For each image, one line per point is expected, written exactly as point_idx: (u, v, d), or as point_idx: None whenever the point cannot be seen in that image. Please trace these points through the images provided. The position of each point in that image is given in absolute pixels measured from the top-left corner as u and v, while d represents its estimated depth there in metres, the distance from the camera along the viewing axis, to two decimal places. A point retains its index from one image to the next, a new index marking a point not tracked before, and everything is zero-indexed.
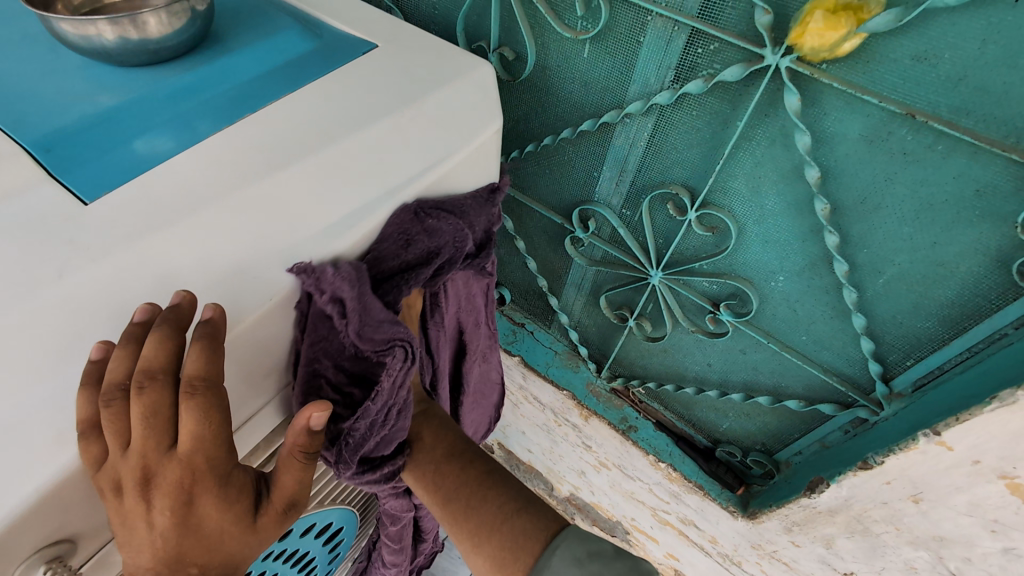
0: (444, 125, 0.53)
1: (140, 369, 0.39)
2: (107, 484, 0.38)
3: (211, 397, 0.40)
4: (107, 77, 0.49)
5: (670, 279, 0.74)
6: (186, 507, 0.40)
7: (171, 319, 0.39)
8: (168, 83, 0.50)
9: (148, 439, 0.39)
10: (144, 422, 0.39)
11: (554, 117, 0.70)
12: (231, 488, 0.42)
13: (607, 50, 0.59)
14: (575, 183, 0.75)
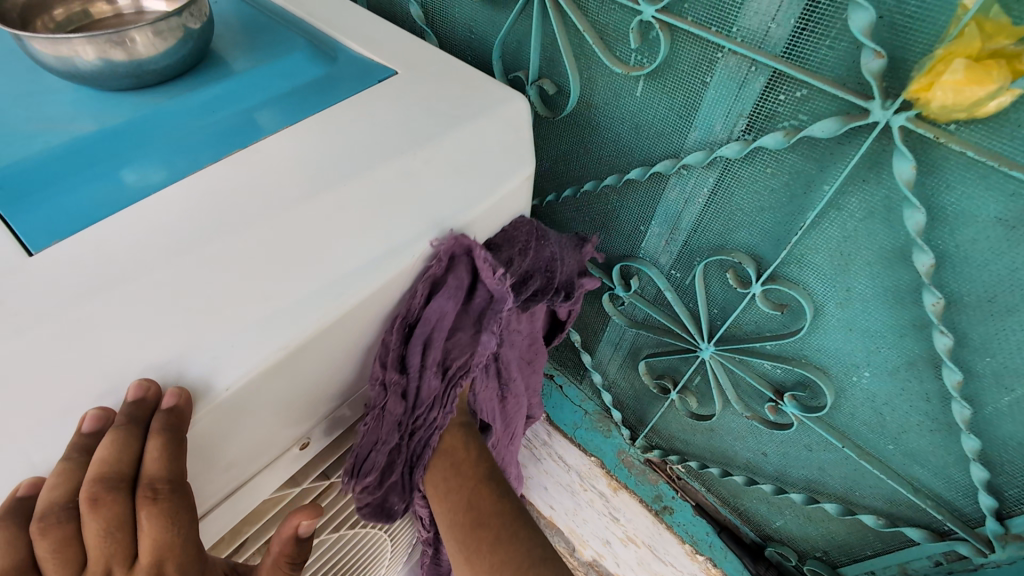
0: (467, 169, 0.42)
1: (94, 477, 0.28)
2: None
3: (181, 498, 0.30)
4: (88, 104, 0.41)
5: (725, 355, 0.62)
6: None
7: (135, 413, 0.29)
8: (156, 105, 0.42)
9: (106, 558, 0.28)
10: (100, 540, 0.28)
11: (597, 160, 0.61)
12: None
13: (665, 89, 0.50)
14: (618, 235, 0.66)
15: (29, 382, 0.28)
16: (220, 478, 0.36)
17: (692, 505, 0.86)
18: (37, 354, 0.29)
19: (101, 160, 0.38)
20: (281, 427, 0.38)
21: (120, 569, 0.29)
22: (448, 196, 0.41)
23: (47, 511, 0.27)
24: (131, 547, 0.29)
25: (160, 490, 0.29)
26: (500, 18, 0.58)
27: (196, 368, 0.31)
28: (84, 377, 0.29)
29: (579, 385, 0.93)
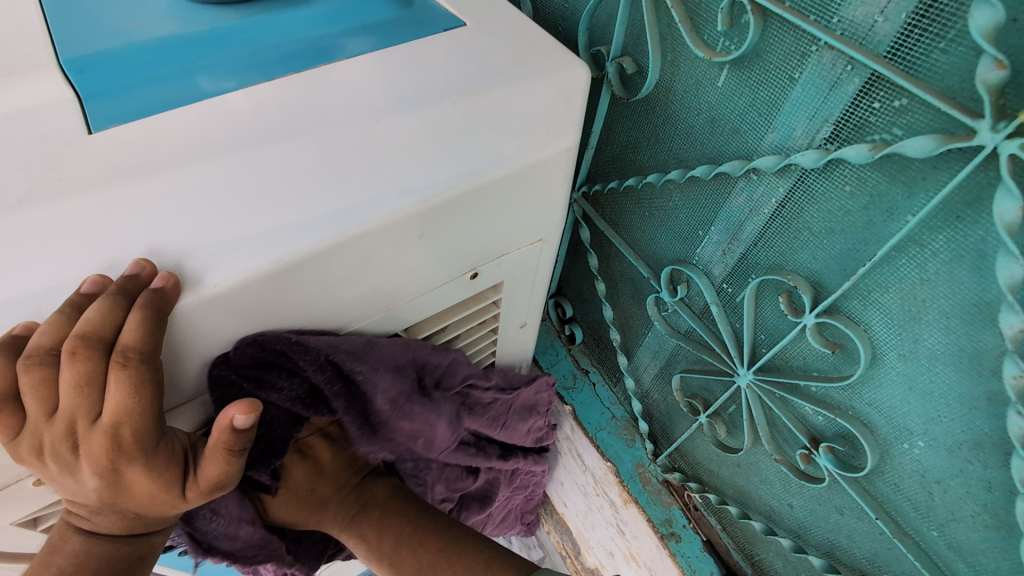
0: (502, 129, 0.40)
1: (76, 333, 0.30)
2: (22, 451, 0.30)
3: (150, 375, 0.31)
4: (184, 11, 0.45)
5: (765, 388, 0.57)
6: (111, 474, 0.31)
7: (126, 286, 0.30)
8: (238, 23, 0.44)
9: (76, 408, 0.30)
10: (73, 390, 0.30)
11: (666, 152, 0.57)
12: (160, 459, 0.33)
13: (749, 82, 0.45)
14: (675, 236, 0.61)
15: (60, 242, 0.31)
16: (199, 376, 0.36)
17: (703, 539, 0.79)
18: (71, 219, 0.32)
19: (181, 64, 0.41)
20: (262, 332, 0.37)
21: (84, 419, 0.31)
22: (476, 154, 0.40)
23: (33, 351, 0.29)
24: (96, 403, 0.31)
25: (132, 359, 0.30)
26: None
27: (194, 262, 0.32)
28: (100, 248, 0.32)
29: (611, 387, 0.90)
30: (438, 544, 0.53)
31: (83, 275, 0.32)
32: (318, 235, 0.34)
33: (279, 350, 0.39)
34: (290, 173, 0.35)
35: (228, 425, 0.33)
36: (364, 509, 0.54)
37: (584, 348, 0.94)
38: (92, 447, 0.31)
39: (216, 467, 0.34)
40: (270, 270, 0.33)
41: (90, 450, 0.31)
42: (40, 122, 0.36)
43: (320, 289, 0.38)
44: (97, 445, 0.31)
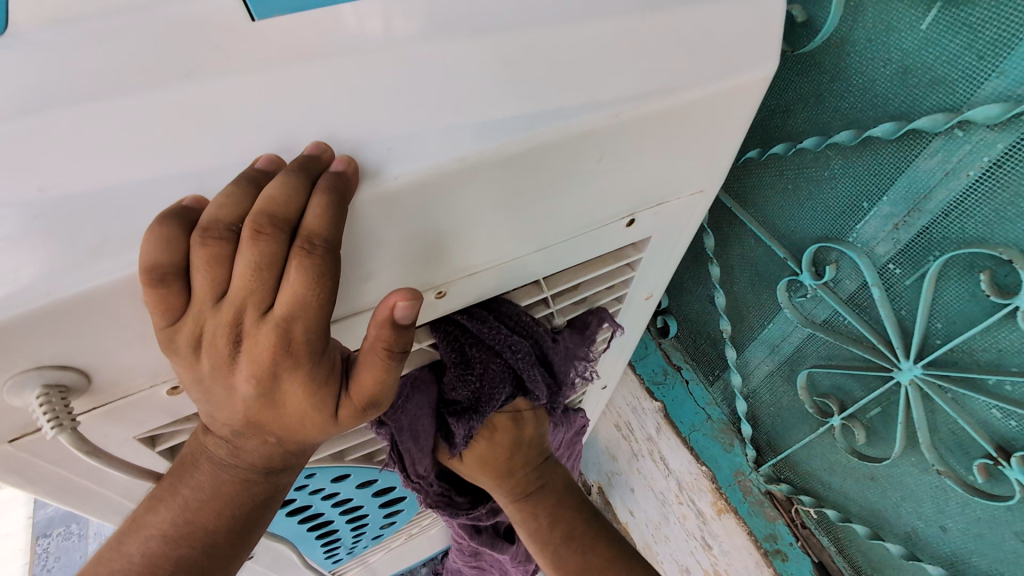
0: (692, 49, 0.36)
1: (254, 212, 0.27)
2: (186, 341, 0.28)
3: (329, 265, 0.27)
4: None
5: (933, 385, 0.49)
6: (270, 379, 0.30)
7: (308, 163, 0.27)
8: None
9: (249, 297, 0.28)
10: (247, 278, 0.27)
11: (829, 112, 0.51)
12: (320, 368, 0.30)
13: (969, 19, 0.39)
14: (828, 211, 0.55)
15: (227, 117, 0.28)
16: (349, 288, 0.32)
17: (813, 561, 0.71)
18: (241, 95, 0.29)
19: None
20: (431, 249, 0.33)
21: (253, 310, 0.28)
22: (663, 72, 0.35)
23: (212, 225, 0.26)
24: (267, 294, 0.28)
25: (316, 247, 0.27)
26: None
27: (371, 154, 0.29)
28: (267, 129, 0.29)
29: (708, 387, 0.83)
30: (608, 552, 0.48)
31: (250, 155, 0.28)
32: (499, 137, 0.30)
33: (428, 276, 0.35)
34: (465, 74, 0.32)
35: (387, 316, 0.29)
36: (541, 490, 0.51)
37: (677, 343, 0.87)
38: (260, 347, 0.29)
39: (369, 377, 0.31)
40: (451, 168, 0.29)
41: (260, 349, 0.29)
42: None
43: (496, 203, 0.33)
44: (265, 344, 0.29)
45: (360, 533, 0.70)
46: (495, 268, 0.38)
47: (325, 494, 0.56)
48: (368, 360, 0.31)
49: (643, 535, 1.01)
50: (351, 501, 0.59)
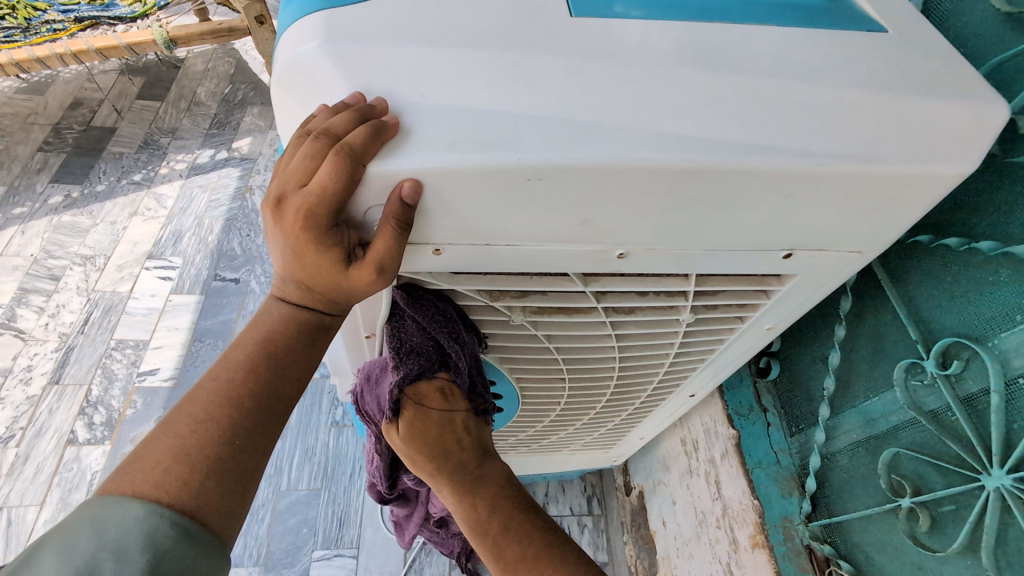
0: (904, 131, 0.42)
1: (310, 127, 0.39)
2: (287, 184, 0.39)
3: (329, 139, 0.37)
4: None
5: (1018, 498, 0.53)
6: (332, 199, 0.37)
7: (549, 118, 0.39)
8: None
9: (305, 163, 0.38)
10: (306, 153, 0.38)
11: (1017, 223, 0.53)
12: (350, 176, 0.37)
13: None
14: (979, 313, 0.57)
15: (533, 81, 0.40)
16: (574, 231, 0.42)
17: None
18: (547, 68, 0.41)
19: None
20: (624, 219, 0.42)
21: (318, 156, 0.37)
22: (866, 139, 0.41)
23: (315, 123, 0.39)
24: (320, 155, 0.37)
25: (331, 132, 0.37)
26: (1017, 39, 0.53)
27: (620, 133, 0.39)
28: (560, 93, 0.40)
29: (787, 436, 0.87)
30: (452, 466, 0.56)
31: (528, 108, 0.39)
32: (716, 152, 0.39)
33: (620, 235, 0.44)
34: (711, 100, 0.41)
35: (361, 134, 0.36)
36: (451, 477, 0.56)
37: (771, 388, 0.91)
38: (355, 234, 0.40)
39: (385, 244, 0.39)
40: (680, 167, 0.39)
41: (277, 323, 0.45)
42: None
43: (688, 199, 0.41)
44: (300, 313, 0.45)
45: None
46: (671, 245, 0.45)
47: None
48: (352, 165, 0.37)
49: (665, 546, 1.03)
50: None
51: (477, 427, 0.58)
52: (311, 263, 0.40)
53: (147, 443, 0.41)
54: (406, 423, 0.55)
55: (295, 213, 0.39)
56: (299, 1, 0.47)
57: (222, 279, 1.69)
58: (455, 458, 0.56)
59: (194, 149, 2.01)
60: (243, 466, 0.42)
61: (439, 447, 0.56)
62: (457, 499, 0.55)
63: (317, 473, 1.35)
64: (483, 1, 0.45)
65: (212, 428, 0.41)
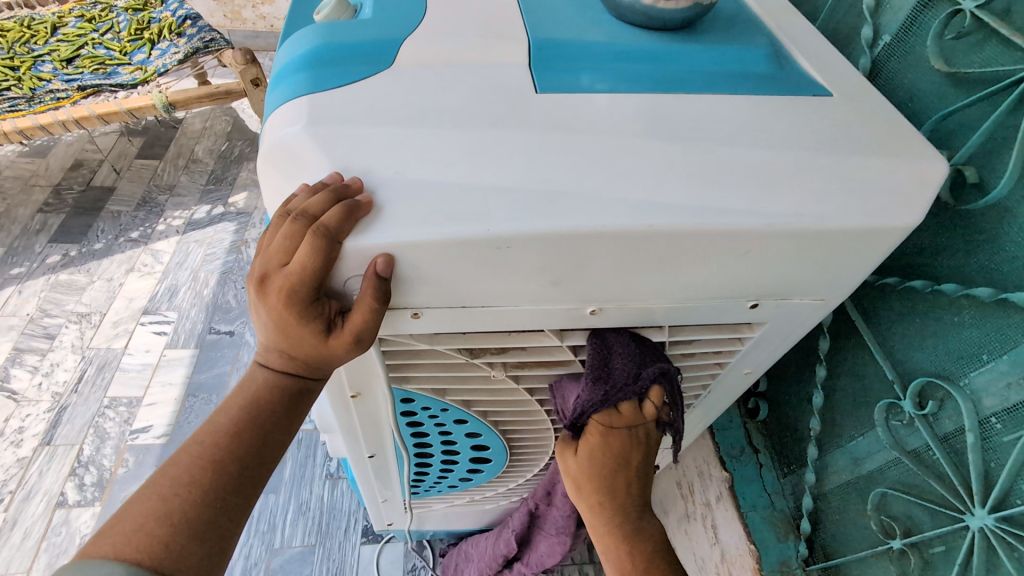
0: (850, 189, 0.44)
1: (290, 206, 0.42)
2: (270, 260, 0.41)
3: (307, 218, 0.39)
4: (613, 28, 0.56)
5: (1003, 539, 0.54)
6: (312, 275, 0.40)
7: (514, 190, 0.41)
8: (657, 44, 0.55)
9: (287, 242, 0.40)
10: (287, 233, 0.40)
11: (974, 265, 0.55)
12: (329, 254, 0.39)
13: None
14: (948, 353, 0.58)
15: (499, 155, 0.43)
16: (545, 292, 0.45)
17: None
18: (512, 142, 0.44)
19: (588, 61, 0.52)
20: (593, 279, 0.44)
21: (298, 235, 0.40)
22: (814, 198, 0.44)
23: (293, 203, 0.42)
24: (300, 234, 0.40)
25: (308, 212, 0.39)
26: (955, 95, 0.57)
27: (582, 202, 0.41)
28: (524, 165, 0.43)
29: (781, 478, 0.87)
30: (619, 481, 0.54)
31: (495, 181, 0.42)
32: (672, 216, 0.41)
33: (589, 294, 0.46)
34: (667, 166, 0.44)
35: (335, 216, 0.38)
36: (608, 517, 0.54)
37: (762, 429, 0.91)
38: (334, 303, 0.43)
39: (362, 317, 0.41)
40: (639, 232, 0.41)
41: (262, 388, 0.46)
42: (501, 73, 0.50)
43: (651, 259, 0.43)
44: (283, 379, 0.46)
45: (445, 476, 0.82)
46: (639, 300, 0.47)
47: (443, 431, 0.69)
48: (330, 243, 0.39)
49: None
50: (453, 443, 0.72)
51: (641, 463, 0.55)
52: (293, 334, 0.42)
53: (128, 506, 0.41)
54: (585, 450, 0.55)
55: (278, 290, 0.41)
56: (284, 86, 0.50)
57: (217, 332, 1.70)
58: (618, 499, 0.54)
59: (191, 205, 2.06)
60: (220, 529, 0.42)
61: (603, 480, 0.54)
62: (612, 544, 0.53)
63: (312, 529, 1.33)
64: (453, 80, 0.49)
65: (194, 490, 0.42)
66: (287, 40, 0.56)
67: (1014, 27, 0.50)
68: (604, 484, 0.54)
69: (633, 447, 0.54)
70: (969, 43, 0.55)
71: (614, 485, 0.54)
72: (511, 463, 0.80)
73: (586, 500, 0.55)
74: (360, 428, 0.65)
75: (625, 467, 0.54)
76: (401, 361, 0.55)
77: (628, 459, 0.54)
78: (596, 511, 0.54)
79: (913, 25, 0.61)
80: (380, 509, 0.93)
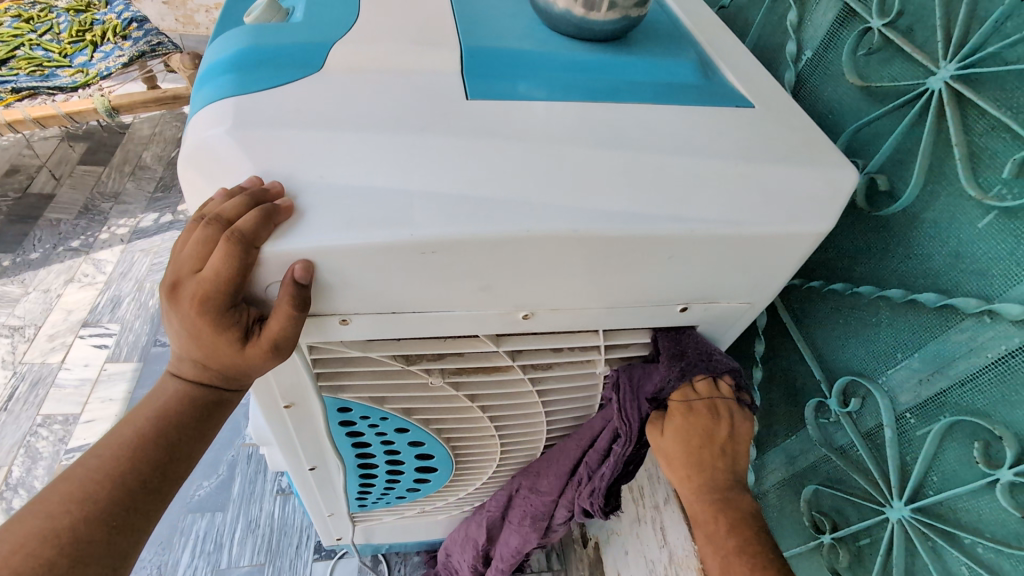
0: (766, 196, 0.46)
1: (205, 210, 0.41)
2: (183, 265, 0.40)
3: (220, 222, 0.39)
4: (546, 38, 0.58)
5: (918, 529, 0.56)
6: (226, 281, 0.39)
7: (439, 194, 0.41)
8: (588, 55, 0.56)
9: (200, 247, 0.40)
10: (200, 237, 0.39)
11: (888, 268, 0.58)
12: (243, 259, 0.38)
13: (1015, 231, 0.46)
14: (867, 352, 0.61)
15: (425, 160, 0.43)
16: (473, 296, 0.45)
17: None
18: (440, 148, 0.44)
19: (520, 69, 0.53)
20: (521, 283, 0.45)
21: (211, 241, 0.39)
22: (733, 204, 0.46)
23: (208, 208, 0.41)
24: (213, 238, 0.39)
25: (222, 216, 0.39)
26: (868, 109, 0.60)
27: (506, 206, 0.42)
28: (450, 170, 0.43)
29: None
30: (719, 482, 0.51)
31: (420, 186, 0.42)
32: (595, 221, 0.42)
33: (518, 297, 0.46)
34: (592, 171, 0.45)
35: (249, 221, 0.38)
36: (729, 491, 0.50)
37: None
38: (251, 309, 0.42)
39: (280, 323, 0.40)
40: (563, 236, 0.42)
41: (171, 400, 0.44)
42: (432, 80, 0.50)
43: (577, 263, 0.44)
44: (193, 389, 0.45)
45: (391, 487, 0.81)
46: (568, 304, 0.48)
47: (384, 440, 0.68)
48: (244, 248, 0.38)
49: None
50: (395, 452, 0.71)
51: (735, 429, 0.52)
52: (208, 341, 0.41)
53: (12, 523, 0.39)
54: (690, 422, 0.52)
55: (190, 297, 0.40)
56: (210, 87, 0.49)
57: (162, 344, 1.63)
58: (710, 473, 0.51)
59: (136, 213, 1.98)
60: (114, 548, 0.41)
61: (698, 453, 0.52)
62: (710, 509, 0.50)
63: (261, 548, 1.28)
64: (383, 86, 0.49)
65: (85, 507, 0.40)
66: (217, 40, 0.55)
67: (917, 46, 0.54)
68: (706, 441, 0.52)
69: (717, 426, 0.52)
70: (879, 60, 0.58)
71: (710, 465, 0.51)
72: (458, 472, 0.79)
73: (684, 479, 0.52)
74: (296, 438, 0.63)
75: (715, 449, 0.51)
76: (333, 369, 0.54)
77: (715, 437, 0.52)
78: (697, 473, 0.51)
79: (831, 42, 0.64)
80: (324, 523, 0.90)
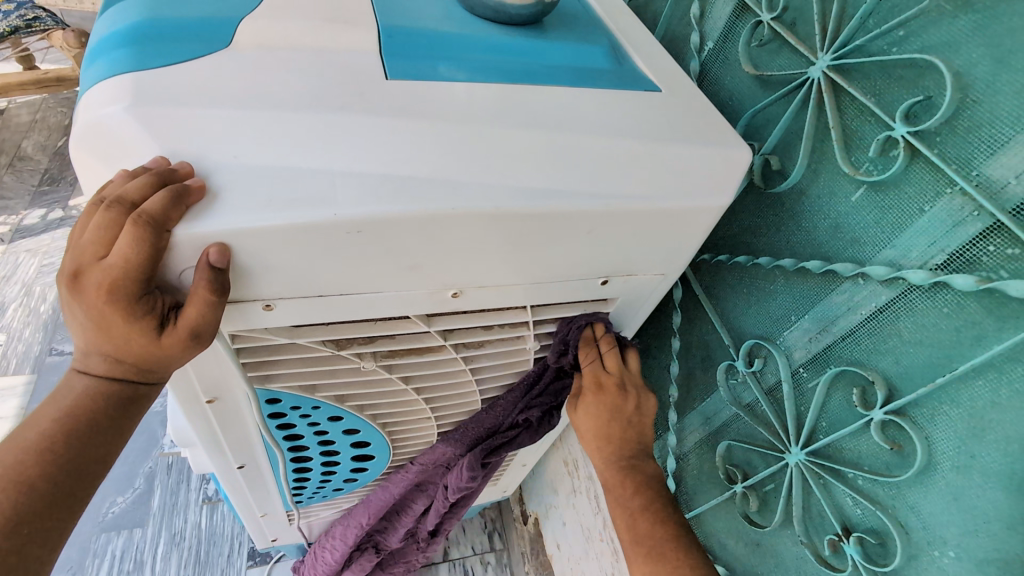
0: (673, 173, 0.50)
1: (105, 193, 0.39)
2: (84, 251, 0.38)
3: (125, 203, 0.37)
4: (464, 21, 0.58)
5: (811, 470, 0.63)
6: (135, 268, 0.37)
7: (362, 174, 0.41)
8: (507, 38, 0.57)
9: (103, 231, 0.37)
10: (103, 221, 0.37)
11: (782, 239, 0.64)
12: (153, 243, 0.37)
13: (880, 201, 0.53)
14: (766, 316, 0.68)
15: (347, 139, 0.43)
16: (401, 276, 0.45)
17: None
18: (360, 128, 0.44)
19: (440, 51, 0.54)
20: (449, 261, 0.46)
21: (115, 226, 0.37)
22: (645, 181, 0.49)
23: (108, 191, 0.39)
24: (118, 223, 0.37)
25: (125, 198, 0.37)
26: (762, 95, 0.66)
27: (429, 185, 0.42)
28: (371, 149, 0.43)
29: None
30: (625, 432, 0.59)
31: (342, 166, 0.42)
32: (517, 198, 0.44)
33: (446, 276, 0.47)
34: (512, 150, 0.47)
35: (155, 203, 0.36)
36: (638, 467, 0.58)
37: None
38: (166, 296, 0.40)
39: (198, 308, 0.39)
40: (486, 215, 0.43)
41: (81, 398, 0.42)
42: (350, 59, 0.49)
43: (502, 240, 0.46)
44: (106, 385, 0.42)
45: (328, 480, 0.80)
46: (495, 281, 0.50)
47: (318, 429, 0.67)
48: (153, 232, 0.36)
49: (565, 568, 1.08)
50: (331, 442, 0.70)
51: (637, 413, 0.60)
52: (118, 332, 0.39)
53: None
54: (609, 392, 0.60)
55: (95, 285, 0.38)
56: (103, 62, 0.46)
57: (59, 353, 1.48)
58: (616, 446, 0.59)
59: (19, 210, 1.78)
60: (29, 555, 0.39)
61: (609, 432, 0.60)
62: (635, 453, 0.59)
63: (189, 561, 1.21)
64: (298, 64, 0.47)
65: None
66: (108, 12, 0.51)
67: (800, 37, 0.59)
68: (618, 424, 0.59)
69: (626, 402, 0.60)
70: (770, 49, 0.64)
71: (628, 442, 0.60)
72: (395, 458, 0.79)
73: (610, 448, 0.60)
74: (221, 433, 0.60)
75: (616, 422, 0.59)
76: (257, 358, 0.52)
77: (621, 412, 0.59)
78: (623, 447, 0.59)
79: (730, 32, 0.69)
80: (256, 525, 0.87)
